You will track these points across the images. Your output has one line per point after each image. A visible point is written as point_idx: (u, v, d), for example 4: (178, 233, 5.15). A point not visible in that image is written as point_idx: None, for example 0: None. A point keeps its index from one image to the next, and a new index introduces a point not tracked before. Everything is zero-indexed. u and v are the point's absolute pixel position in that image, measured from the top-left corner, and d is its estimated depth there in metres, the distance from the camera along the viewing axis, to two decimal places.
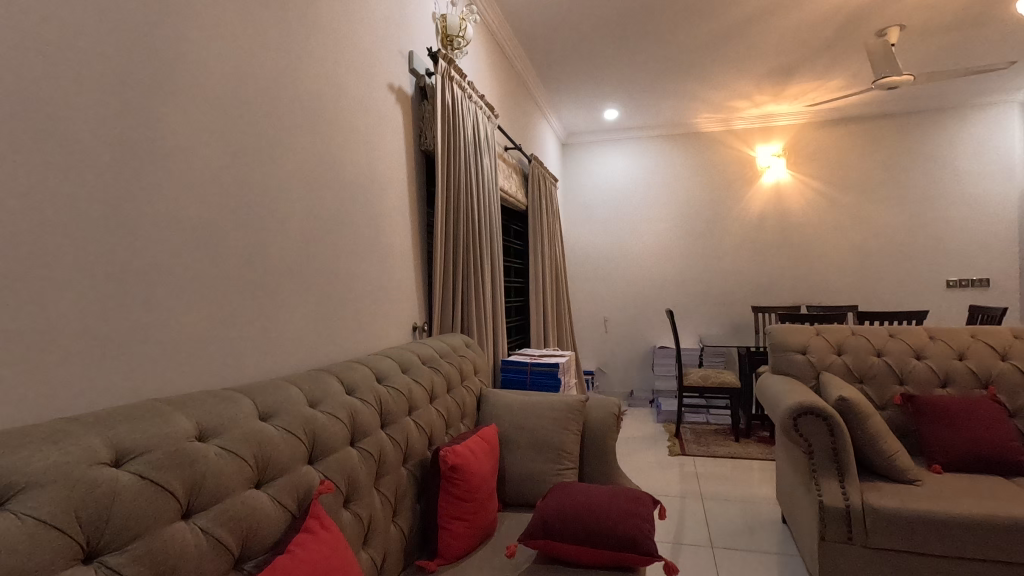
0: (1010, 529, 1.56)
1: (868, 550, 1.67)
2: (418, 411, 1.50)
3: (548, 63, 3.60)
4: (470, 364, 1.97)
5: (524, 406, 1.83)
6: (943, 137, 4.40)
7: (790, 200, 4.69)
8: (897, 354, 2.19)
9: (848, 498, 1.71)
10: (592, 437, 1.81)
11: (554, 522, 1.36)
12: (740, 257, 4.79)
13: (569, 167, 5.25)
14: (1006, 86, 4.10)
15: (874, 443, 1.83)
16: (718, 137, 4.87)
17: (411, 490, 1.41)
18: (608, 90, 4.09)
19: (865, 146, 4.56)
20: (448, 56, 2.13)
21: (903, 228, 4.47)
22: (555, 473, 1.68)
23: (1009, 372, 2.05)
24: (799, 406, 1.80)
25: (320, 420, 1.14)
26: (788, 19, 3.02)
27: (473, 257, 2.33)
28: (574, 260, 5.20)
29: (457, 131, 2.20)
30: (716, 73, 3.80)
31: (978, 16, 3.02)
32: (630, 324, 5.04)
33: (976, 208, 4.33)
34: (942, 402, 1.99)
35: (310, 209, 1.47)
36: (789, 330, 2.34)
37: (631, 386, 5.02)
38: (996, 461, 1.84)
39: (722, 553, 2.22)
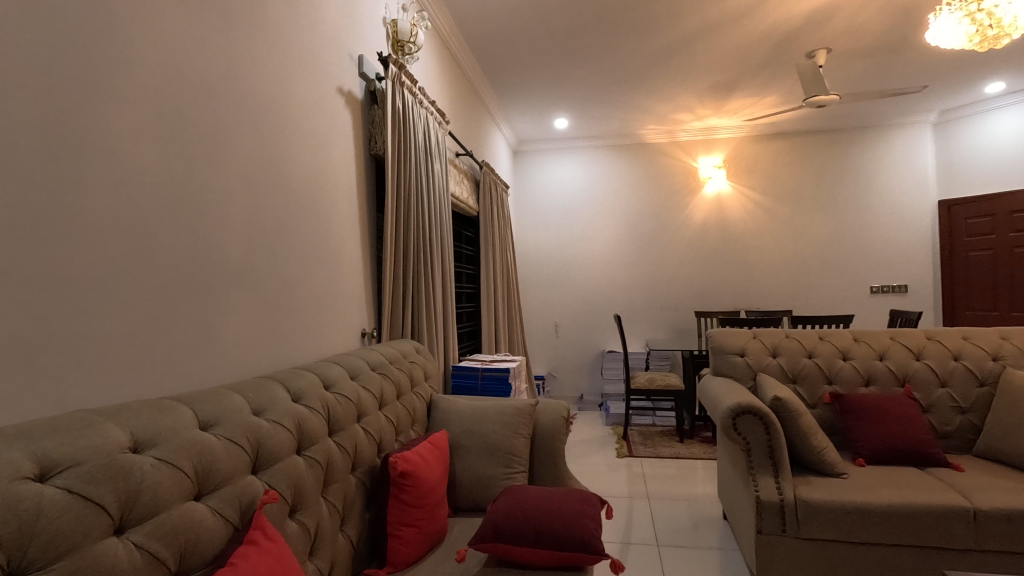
0: (924, 515, 1.69)
1: (800, 541, 1.77)
2: (368, 418, 1.49)
3: (501, 72, 3.64)
4: (421, 370, 1.96)
5: (475, 411, 1.83)
6: (867, 153, 4.73)
7: (730, 210, 4.91)
8: (826, 356, 2.33)
9: (782, 492, 1.80)
10: (543, 439, 1.84)
11: (503, 525, 1.37)
12: (684, 264, 4.97)
13: (520, 174, 5.29)
14: (921, 108, 4.45)
15: (806, 440, 1.94)
16: (663, 148, 5.05)
17: (359, 499, 1.39)
18: (558, 100, 4.17)
19: (799, 160, 4.84)
20: (398, 62, 2.12)
21: (832, 237, 4.76)
22: (505, 477, 1.70)
23: (923, 371, 2.23)
24: (737, 406, 1.90)
25: (265, 427, 1.11)
26: (727, 37, 3.17)
27: (424, 263, 2.32)
28: (525, 267, 5.24)
29: (408, 136, 2.19)
30: (661, 86, 3.94)
31: (894, 43, 3.27)
32: (580, 329, 5.13)
33: (896, 220, 4.67)
34: (866, 400, 2.14)
35: (256, 212, 1.44)
36: (728, 334, 2.46)
37: (580, 390, 5.11)
38: (913, 453, 1.99)
39: (667, 551, 2.29)
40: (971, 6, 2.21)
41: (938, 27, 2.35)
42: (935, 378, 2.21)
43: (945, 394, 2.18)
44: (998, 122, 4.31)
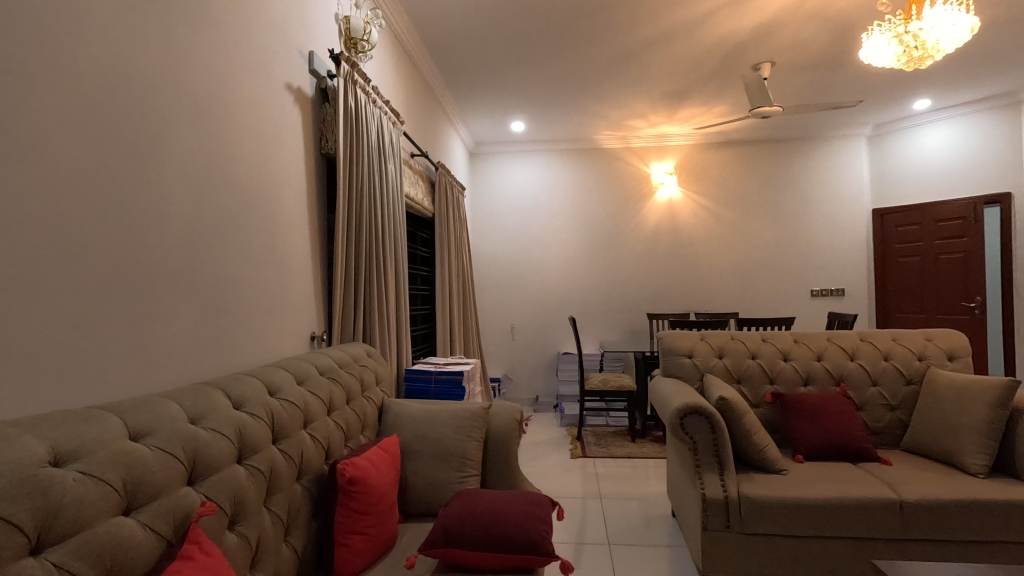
0: (857, 508, 1.78)
1: (743, 536, 1.84)
2: (315, 424, 1.45)
3: (458, 74, 3.63)
4: (373, 374, 1.92)
5: (428, 415, 1.82)
6: (809, 163, 4.96)
7: (681, 215, 5.06)
8: (768, 357, 2.43)
9: (726, 489, 1.87)
10: (496, 442, 1.84)
11: (455, 529, 1.36)
12: (637, 267, 5.08)
13: (477, 176, 5.27)
14: (857, 121, 4.70)
15: (749, 438, 2.02)
16: (617, 154, 5.14)
17: (305, 507, 1.35)
18: (515, 103, 4.20)
19: (746, 168, 5.03)
20: (351, 59, 2.08)
21: (777, 243, 4.97)
22: (457, 481, 1.69)
23: (856, 370, 2.35)
24: (685, 406, 1.95)
25: (203, 436, 1.06)
26: (678, 46, 3.26)
27: (377, 265, 2.28)
28: (482, 269, 5.23)
29: (361, 136, 2.16)
30: (617, 93, 4.02)
31: (832, 59, 3.44)
32: (536, 331, 5.16)
33: (836, 227, 4.91)
34: (805, 399, 2.24)
35: (197, 211, 1.38)
36: (677, 336, 2.53)
37: (536, 392, 5.15)
38: (847, 448, 2.10)
39: (618, 549, 2.34)
40: (899, 28, 2.36)
41: (871, 47, 2.50)
42: (868, 378, 2.34)
43: (876, 393, 2.31)
44: (925, 136, 4.60)
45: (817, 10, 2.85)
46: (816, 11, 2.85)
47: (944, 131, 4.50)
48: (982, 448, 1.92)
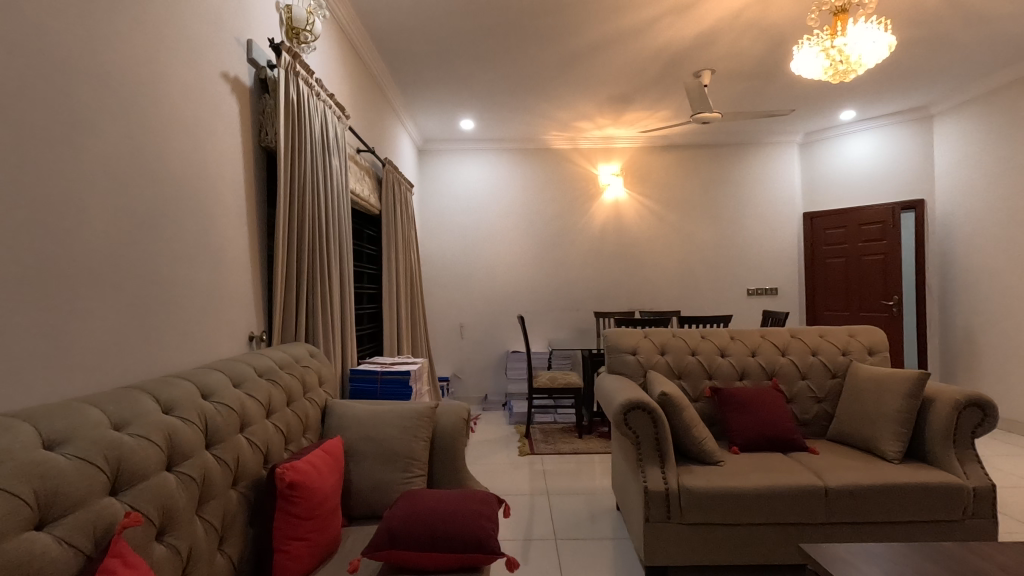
0: (786, 495, 1.88)
1: (682, 526, 1.91)
2: (253, 428, 1.39)
3: (405, 69, 3.58)
4: (315, 375, 1.86)
5: (373, 416, 1.78)
6: (746, 168, 5.19)
7: (627, 216, 5.18)
8: (706, 353, 2.53)
9: (667, 481, 1.93)
10: (442, 442, 1.83)
11: (400, 531, 1.34)
12: (584, 266, 5.18)
13: (425, 173, 5.21)
14: (789, 129, 4.96)
15: (688, 431, 2.10)
16: (565, 154, 5.21)
17: (241, 514, 1.30)
18: (464, 101, 4.18)
19: (688, 171, 5.21)
20: (292, 50, 2.01)
21: (716, 243, 5.17)
22: (403, 482, 1.67)
23: (787, 365, 2.49)
24: (629, 402, 2.00)
25: (128, 443, 1.01)
26: (623, 51, 3.34)
27: (320, 263, 2.22)
28: (431, 267, 5.18)
29: (303, 129, 2.09)
30: (565, 95, 4.07)
31: (766, 69, 3.62)
32: (485, 330, 5.16)
33: (770, 229, 5.17)
34: (740, 393, 2.34)
35: (122, 204, 1.30)
36: (622, 333, 2.59)
37: (485, 391, 5.15)
38: (778, 439, 2.22)
39: (564, 544, 2.38)
40: (826, 43, 2.51)
41: (801, 59, 2.64)
42: (797, 372, 2.48)
43: (805, 386, 2.45)
44: (850, 145, 4.91)
45: (752, 22, 2.99)
46: (751, 23, 2.99)
47: (866, 141, 4.83)
48: (897, 436, 2.07)
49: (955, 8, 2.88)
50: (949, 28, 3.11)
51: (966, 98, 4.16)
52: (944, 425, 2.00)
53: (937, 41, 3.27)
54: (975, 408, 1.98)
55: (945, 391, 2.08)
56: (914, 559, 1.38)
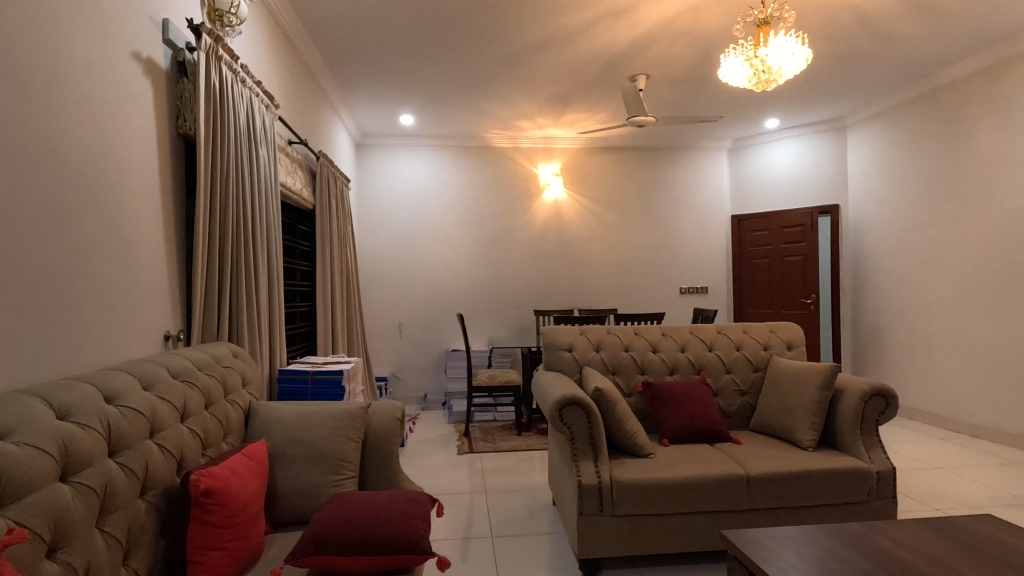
0: (712, 484, 1.96)
1: (614, 518, 1.96)
2: (164, 433, 1.31)
3: (342, 60, 3.48)
4: (238, 376, 1.77)
5: (301, 417, 1.72)
6: (679, 171, 5.39)
7: (567, 215, 5.26)
8: (639, 349, 2.60)
9: (600, 475, 1.97)
10: (374, 442, 1.78)
11: (326, 535, 1.30)
12: (525, 265, 5.21)
13: (363, 168, 5.07)
14: (720, 134, 5.19)
15: (621, 425, 2.15)
16: (506, 153, 5.23)
17: (150, 526, 1.21)
18: (403, 96, 4.10)
19: (625, 173, 5.34)
20: (214, 32, 1.90)
21: (651, 243, 5.34)
22: (332, 484, 1.61)
23: (714, 360, 2.60)
24: (564, 398, 2.03)
25: (14, 453, 0.92)
26: (562, 53, 3.38)
27: (245, 258, 2.11)
28: (368, 265, 5.04)
29: (226, 116, 1.98)
30: (505, 93, 4.08)
31: (698, 76, 3.77)
32: (424, 329, 5.09)
33: (701, 230, 5.39)
34: (670, 387, 2.43)
35: (12, 190, 1.18)
36: (558, 331, 2.62)
37: (424, 390, 5.09)
38: (706, 431, 2.31)
39: (501, 541, 2.38)
40: (750, 52, 2.64)
41: (728, 66, 2.76)
42: (723, 366, 2.59)
43: (730, 379, 2.57)
44: (773, 152, 5.21)
45: (685, 29, 3.09)
46: (683, 31, 3.11)
47: (788, 149, 5.13)
48: (811, 425, 2.21)
49: (867, 26, 3.11)
50: (861, 45, 3.35)
51: (876, 112, 4.50)
52: (852, 414, 2.15)
53: (850, 56, 3.52)
54: (879, 398, 2.14)
55: (853, 382, 2.23)
56: (825, 540, 1.47)
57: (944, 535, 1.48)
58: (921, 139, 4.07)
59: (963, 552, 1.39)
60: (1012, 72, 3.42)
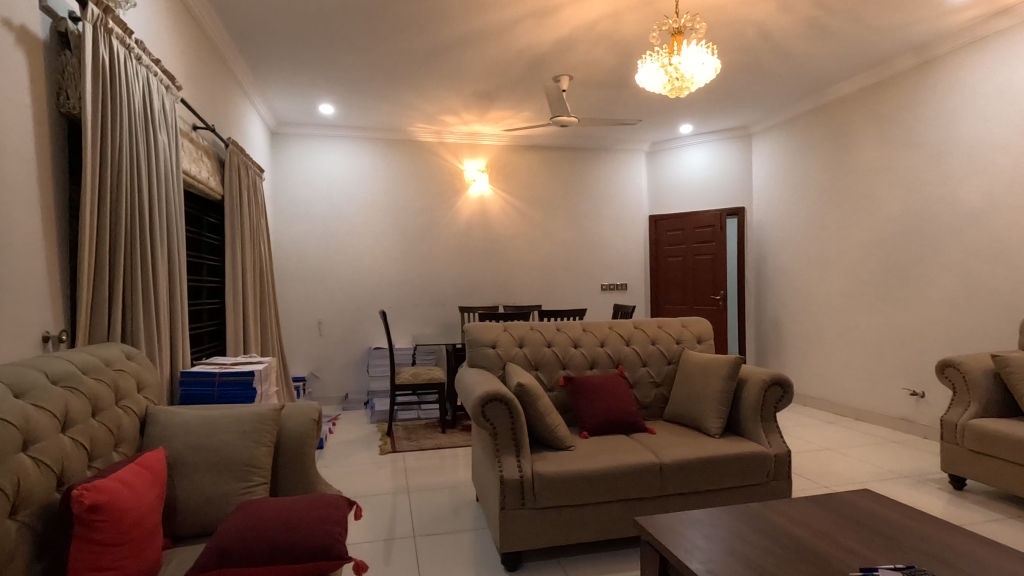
0: (627, 474, 2.04)
1: (535, 511, 1.99)
2: (42, 445, 1.18)
3: (254, 43, 3.28)
4: (133, 380, 1.62)
5: (205, 421, 1.61)
6: (600, 171, 5.56)
7: (492, 212, 5.27)
8: (561, 345, 2.66)
9: (522, 469, 2.00)
10: (287, 446, 1.69)
11: (231, 547, 1.22)
12: (449, 261, 5.17)
13: (278, 158, 4.81)
14: (639, 137, 5.40)
15: (543, 420, 2.19)
16: (431, 148, 5.15)
17: (22, 550, 1.09)
18: (321, 84, 3.94)
19: (549, 172, 5.43)
20: (102, 2, 1.72)
21: (575, 241, 5.47)
22: (241, 492, 1.52)
23: (631, 354, 2.70)
24: (486, 394, 2.03)
25: None
26: (487, 49, 3.38)
27: (141, 251, 1.94)
28: (284, 260, 4.81)
29: (117, 95, 1.81)
30: (429, 87, 4.02)
31: (617, 80, 3.89)
32: (345, 326, 4.93)
33: (621, 229, 5.59)
34: (589, 380, 2.50)
35: None
36: (482, 327, 2.62)
37: (345, 390, 4.93)
38: (623, 422, 2.40)
39: (423, 540, 2.35)
40: (665, 60, 2.76)
41: (644, 72, 2.86)
42: (639, 359, 2.70)
43: (645, 372, 2.69)
44: (687, 156, 5.49)
45: (606, 34, 3.19)
46: (604, 35, 3.20)
47: (699, 154, 5.43)
48: (718, 414, 2.36)
49: (768, 41, 3.34)
50: (764, 59, 3.61)
51: (776, 122, 4.86)
52: (753, 402, 2.31)
53: (754, 69, 3.77)
54: (777, 386, 2.32)
55: (755, 372, 2.40)
56: (730, 521, 1.56)
57: (831, 510, 1.63)
58: (815, 149, 4.45)
59: (848, 525, 1.53)
60: (890, 92, 3.81)
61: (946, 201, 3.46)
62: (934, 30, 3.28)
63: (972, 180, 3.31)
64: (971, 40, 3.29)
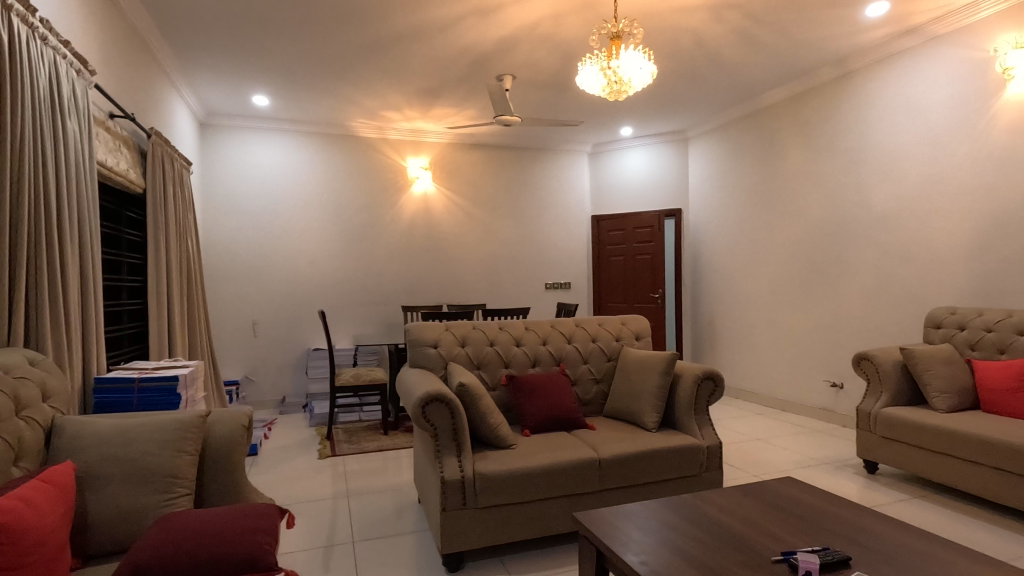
0: (567, 470, 2.07)
1: (477, 510, 1.98)
2: None
3: (180, 28, 3.10)
4: (37, 389, 1.49)
5: (121, 431, 1.50)
6: (544, 171, 5.61)
7: (435, 210, 5.21)
8: (503, 344, 2.66)
9: (463, 470, 1.99)
10: (214, 454, 1.61)
11: (149, 564, 1.15)
12: (392, 260, 5.08)
13: (208, 150, 4.57)
14: (581, 138, 5.49)
15: (485, 419, 2.18)
16: (373, 144, 5.04)
17: None
18: (255, 75, 3.77)
19: (493, 171, 5.43)
20: None
21: (519, 240, 5.50)
22: (162, 504, 1.43)
23: (572, 352, 2.74)
24: (427, 395, 2.01)
25: None
26: (429, 46, 3.34)
27: (47, 248, 1.79)
28: (215, 257, 4.57)
29: (17, 78, 1.66)
30: (370, 82, 3.93)
31: (559, 81, 3.94)
32: (282, 327, 4.74)
33: (564, 228, 5.67)
34: (531, 379, 2.52)
35: None
36: (424, 327, 2.59)
37: (282, 393, 4.74)
38: (564, 419, 2.44)
39: (363, 546, 2.29)
40: (604, 63, 2.81)
41: (585, 74, 2.91)
42: (580, 357, 2.75)
43: (586, 369, 2.73)
44: (627, 158, 5.63)
45: (548, 35, 3.22)
46: (545, 37, 3.23)
47: (639, 156, 5.58)
48: (654, 408, 2.43)
49: (702, 49, 3.47)
50: (698, 66, 3.75)
51: (711, 127, 5.07)
52: (688, 396, 2.40)
53: (689, 75, 3.91)
54: (709, 380, 2.41)
55: (689, 368, 2.49)
56: (663, 513, 1.62)
57: (757, 498, 1.71)
58: (746, 154, 4.67)
59: (772, 512, 1.61)
60: (813, 102, 4.05)
61: (861, 205, 3.71)
62: (851, 45, 3.52)
63: (884, 186, 3.57)
64: (884, 56, 3.55)
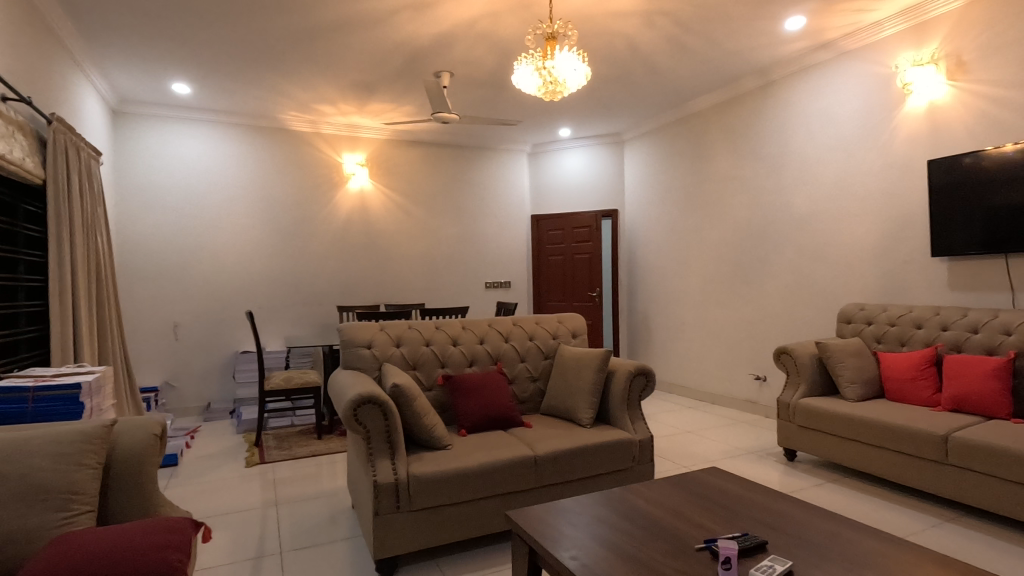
0: (503, 468, 2.07)
1: (411, 513, 1.94)
2: None
3: (85, 7, 2.86)
4: None
5: (8, 445, 1.36)
6: (483, 170, 5.60)
7: (372, 207, 5.09)
8: (440, 343, 2.62)
9: (397, 473, 1.94)
10: (121, 466, 1.49)
11: None
12: (326, 258, 4.91)
13: (121, 140, 4.25)
14: (520, 138, 5.52)
15: (420, 420, 2.14)
16: (306, 138, 4.85)
17: None
18: (174, 61, 3.54)
19: (432, 168, 5.36)
20: None
21: (458, 238, 5.46)
22: (58, 523, 1.31)
23: (509, 350, 2.74)
24: (359, 396, 1.95)
25: None
26: (363, 38, 3.24)
27: None
28: (129, 255, 4.26)
29: None
30: (301, 73, 3.77)
31: (497, 80, 3.94)
32: (207, 329, 4.49)
33: (504, 227, 5.68)
34: (467, 378, 2.50)
35: None
36: (357, 328, 2.52)
37: (207, 399, 4.48)
38: (501, 418, 2.43)
39: (292, 556, 2.19)
40: (539, 63, 2.82)
41: (521, 74, 2.91)
42: (517, 355, 2.75)
43: (523, 367, 2.74)
44: (566, 159, 5.72)
45: (485, 33, 3.20)
46: (482, 34, 3.22)
47: (577, 157, 5.68)
48: (589, 405, 2.47)
49: (635, 55, 3.57)
50: (632, 71, 3.86)
51: (645, 131, 5.23)
52: (621, 391, 2.46)
53: (624, 79, 4.01)
54: (641, 376, 2.48)
55: (622, 364, 2.55)
56: (594, 507, 1.64)
57: (683, 489, 1.78)
58: (677, 157, 4.84)
59: (696, 501, 1.68)
60: (739, 109, 4.25)
61: (782, 208, 3.93)
62: (772, 56, 3.72)
63: (802, 190, 3.79)
64: (801, 68, 3.77)
